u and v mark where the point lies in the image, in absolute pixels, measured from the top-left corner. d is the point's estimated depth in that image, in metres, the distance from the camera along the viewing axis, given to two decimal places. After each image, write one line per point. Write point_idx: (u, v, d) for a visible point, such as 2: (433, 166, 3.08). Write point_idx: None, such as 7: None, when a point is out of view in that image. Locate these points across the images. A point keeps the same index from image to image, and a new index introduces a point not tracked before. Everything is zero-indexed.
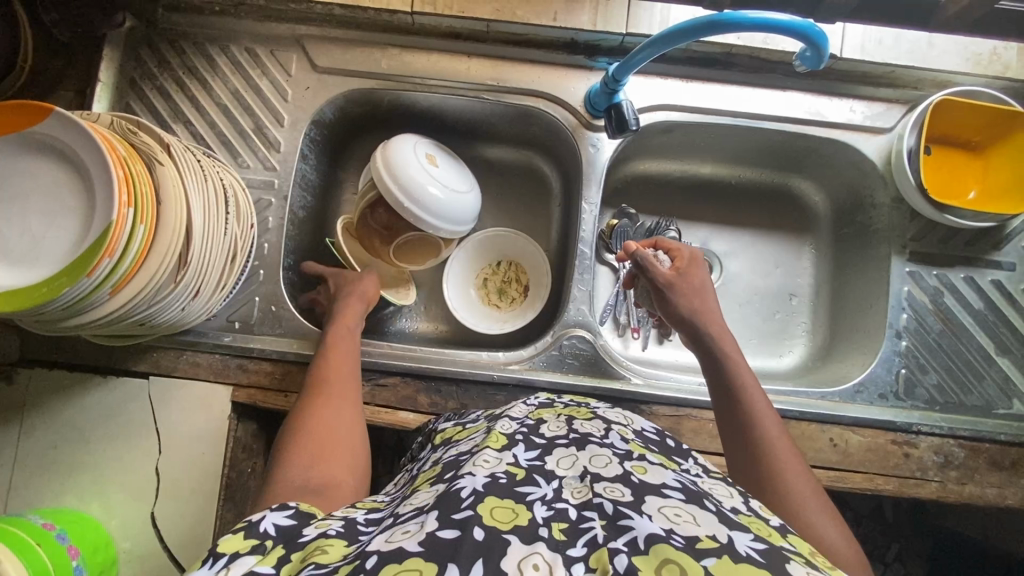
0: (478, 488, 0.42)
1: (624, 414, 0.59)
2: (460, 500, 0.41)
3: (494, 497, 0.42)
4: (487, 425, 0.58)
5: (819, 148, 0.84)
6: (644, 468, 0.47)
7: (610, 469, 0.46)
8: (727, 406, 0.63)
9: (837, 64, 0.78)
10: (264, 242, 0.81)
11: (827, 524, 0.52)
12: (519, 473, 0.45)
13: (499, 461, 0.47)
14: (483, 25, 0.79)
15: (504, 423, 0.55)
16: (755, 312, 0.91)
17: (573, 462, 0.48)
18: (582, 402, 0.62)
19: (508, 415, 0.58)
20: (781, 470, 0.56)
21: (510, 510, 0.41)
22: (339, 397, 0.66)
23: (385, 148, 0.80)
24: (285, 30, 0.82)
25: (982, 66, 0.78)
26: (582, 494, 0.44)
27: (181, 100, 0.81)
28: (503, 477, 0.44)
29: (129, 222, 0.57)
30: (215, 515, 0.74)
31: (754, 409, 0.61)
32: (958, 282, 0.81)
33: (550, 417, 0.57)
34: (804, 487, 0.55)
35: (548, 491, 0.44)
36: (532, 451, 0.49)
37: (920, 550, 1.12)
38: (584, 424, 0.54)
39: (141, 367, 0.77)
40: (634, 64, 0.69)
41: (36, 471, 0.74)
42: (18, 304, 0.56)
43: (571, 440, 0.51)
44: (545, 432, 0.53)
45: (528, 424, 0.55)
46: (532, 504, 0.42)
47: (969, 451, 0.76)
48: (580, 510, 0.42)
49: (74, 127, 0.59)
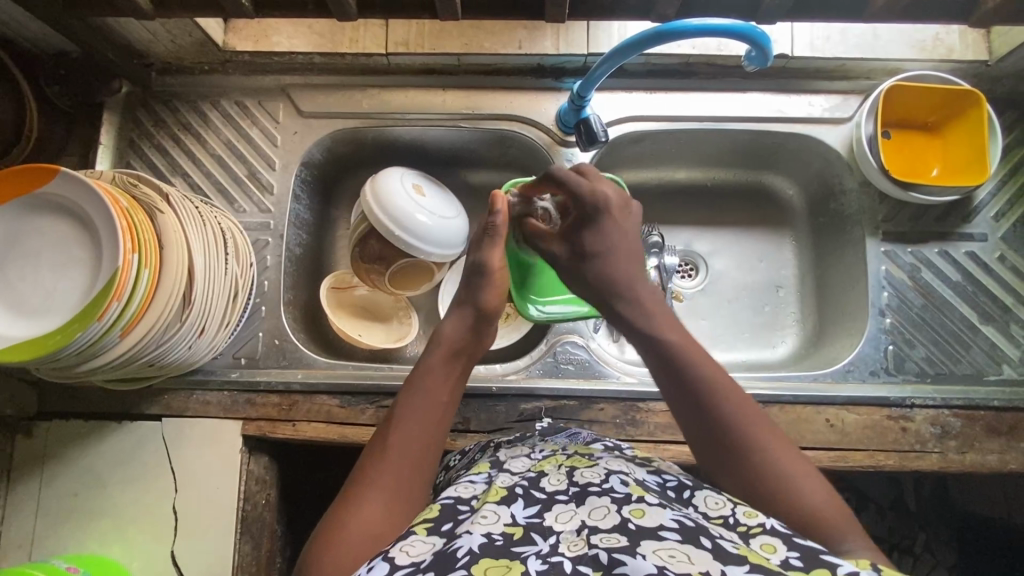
0: (475, 548, 0.46)
1: (629, 464, 0.58)
2: (455, 560, 0.46)
3: (489, 558, 0.46)
4: (489, 473, 0.59)
5: (785, 143, 0.88)
6: (642, 512, 0.49)
7: (608, 519, 0.48)
8: (675, 390, 0.60)
9: (790, 63, 0.83)
10: (264, 280, 0.85)
11: (810, 486, 0.53)
12: (516, 532, 0.49)
13: (497, 518, 0.50)
14: (454, 59, 0.85)
15: (504, 476, 0.57)
16: (744, 308, 0.94)
17: (571, 517, 0.50)
18: (585, 451, 0.61)
19: (509, 468, 0.59)
20: (749, 444, 0.55)
21: (503, 566, 0.45)
22: (427, 427, 0.61)
23: (373, 182, 0.85)
24: (271, 81, 0.87)
25: (926, 51, 0.83)
26: (578, 547, 0.47)
27: (178, 155, 0.86)
28: (500, 539, 0.48)
29: (134, 267, 0.61)
30: (234, 548, 0.77)
31: (702, 382, 0.58)
32: (933, 257, 0.83)
33: (552, 468, 0.57)
34: (773, 454, 0.55)
35: (545, 546, 0.48)
36: (531, 507, 0.52)
37: (949, 538, 1.11)
38: (585, 472, 0.55)
39: (153, 411, 0.80)
40: (595, 81, 0.74)
41: (59, 519, 0.77)
42: (30, 353, 0.59)
43: (571, 495, 0.53)
44: (546, 485, 0.55)
45: (530, 476, 0.56)
46: (526, 559, 0.46)
47: (966, 420, 0.77)
48: (575, 563, 0.45)
49: (78, 187, 0.63)
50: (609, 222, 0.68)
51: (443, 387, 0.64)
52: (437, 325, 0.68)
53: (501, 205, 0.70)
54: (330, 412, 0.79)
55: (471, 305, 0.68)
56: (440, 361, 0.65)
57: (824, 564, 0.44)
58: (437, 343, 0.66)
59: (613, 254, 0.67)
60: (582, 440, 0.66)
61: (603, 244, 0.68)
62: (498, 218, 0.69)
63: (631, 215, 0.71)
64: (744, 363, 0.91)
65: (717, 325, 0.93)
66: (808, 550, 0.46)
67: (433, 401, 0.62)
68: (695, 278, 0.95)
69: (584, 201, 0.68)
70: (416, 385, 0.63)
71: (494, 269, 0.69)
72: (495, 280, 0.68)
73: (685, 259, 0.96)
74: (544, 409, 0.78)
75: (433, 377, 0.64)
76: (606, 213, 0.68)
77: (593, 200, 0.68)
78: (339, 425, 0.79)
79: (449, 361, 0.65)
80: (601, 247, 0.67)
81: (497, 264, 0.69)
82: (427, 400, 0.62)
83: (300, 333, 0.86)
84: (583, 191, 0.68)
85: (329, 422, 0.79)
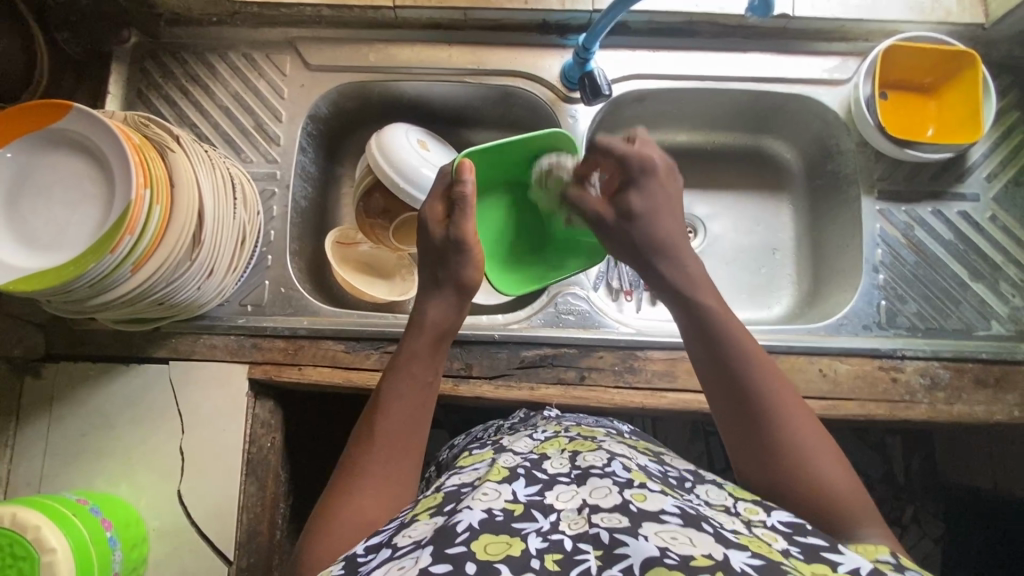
0: (474, 524, 0.45)
1: (631, 449, 0.60)
2: (454, 534, 0.44)
3: (489, 534, 0.45)
4: (492, 458, 0.59)
5: (784, 105, 0.89)
6: (644, 496, 0.48)
7: (609, 499, 0.47)
8: (719, 380, 0.59)
9: (792, 23, 0.85)
10: (270, 230, 0.86)
11: (835, 482, 0.54)
12: (517, 509, 0.48)
13: (498, 494, 0.49)
14: (460, 14, 0.86)
15: (507, 457, 0.57)
16: (741, 269, 0.95)
17: (573, 496, 0.49)
18: (588, 434, 0.63)
19: (512, 449, 0.60)
20: (782, 430, 0.55)
21: (503, 542, 0.44)
22: (413, 414, 0.61)
23: (379, 135, 0.86)
24: (279, 34, 0.88)
25: (924, 13, 0.84)
26: (579, 525, 0.46)
27: (186, 105, 0.87)
28: (500, 514, 0.47)
29: (146, 201, 0.62)
30: (239, 489, 0.78)
31: (746, 359, 0.58)
32: (926, 216, 0.85)
33: (555, 452, 0.58)
34: (811, 451, 0.55)
35: (545, 523, 0.46)
36: (533, 486, 0.51)
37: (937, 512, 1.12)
38: (588, 456, 0.55)
39: (160, 354, 0.81)
40: (598, 33, 0.77)
41: (67, 459, 0.79)
42: (46, 282, 0.60)
43: (573, 476, 0.52)
44: (548, 467, 0.54)
45: (532, 458, 0.56)
46: (526, 536, 0.45)
47: (954, 372, 0.79)
48: (576, 541, 0.44)
49: (92, 122, 0.64)
50: (652, 184, 0.67)
51: (425, 373, 0.63)
52: (420, 307, 0.66)
53: (468, 173, 0.66)
54: (335, 356, 0.81)
55: (451, 282, 0.66)
56: (425, 345, 0.64)
57: (824, 559, 0.45)
58: (422, 329, 0.65)
59: (653, 219, 0.66)
60: (587, 423, 0.69)
61: (641, 208, 0.67)
62: (464, 187, 0.66)
63: (677, 176, 0.69)
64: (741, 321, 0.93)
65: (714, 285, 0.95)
66: (810, 547, 0.46)
67: (418, 387, 0.62)
68: (694, 240, 0.97)
69: (627, 165, 0.67)
70: (399, 371, 0.62)
71: (469, 246, 0.66)
72: (476, 255, 0.66)
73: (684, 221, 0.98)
74: (545, 356, 0.80)
75: (414, 364, 0.63)
76: (647, 178, 0.67)
77: (633, 158, 0.67)
78: (344, 369, 0.81)
79: (431, 345, 0.64)
80: (640, 210, 0.67)
81: (473, 237, 0.66)
82: (412, 386, 0.62)
83: (306, 283, 0.88)
84: (623, 155, 0.67)
85: (335, 366, 0.81)
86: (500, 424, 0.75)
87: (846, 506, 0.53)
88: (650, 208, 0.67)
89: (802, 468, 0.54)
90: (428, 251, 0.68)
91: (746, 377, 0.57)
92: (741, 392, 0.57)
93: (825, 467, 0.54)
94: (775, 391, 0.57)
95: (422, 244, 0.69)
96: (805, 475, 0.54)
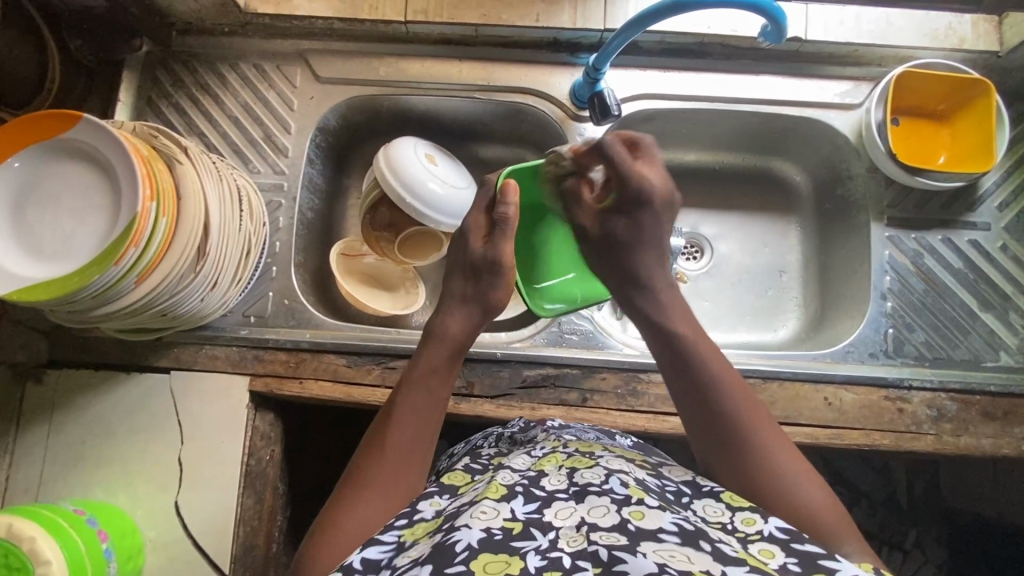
0: (473, 543, 0.45)
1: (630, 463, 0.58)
2: (454, 554, 0.44)
3: (488, 552, 0.44)
4: (489, 476, 0.58)
5: (795, 128, 0.89)
6: (641, 514, 0.47)
7: (607, 518, 0.47)
8: (692, 402, 0.60)
9: (805, 46, 0.84)
10: (275, 241, 0.86)
11: (815, 497, 0.54)
12: (516, 527, 0.47)
13: (496, 513, 0.48)
14: (471, 30, 0.86)
15: (504, 475, 0.56)
16: (747, 290, 0.95)
17: (571, 513, 0.49)
18: (586, 449, 0.61)
19: (510, 466, 0.59)
20: (753, 450, 0.57)
21: (502, 562, 0.43)
22: (421, 426, 0.60)
23: (387, 148, 0.85)
24: (289, 45, 0.88)
25: (938, 40, 0.84)
26: (577, 542, 0.45)
27: (195, 114, 0.87)
28: (498, 533, 0.47)
29: (153, 215, 0.62)
30: (235, 501, 0.78)
31: (714, 381, 0.60)
32: (936, 244, 0.84)
33: (552, 469, 0.57)
34: (785, 468, 0.55)
35: (544, 541, 0.46)
36: (531, 504, 0.50)
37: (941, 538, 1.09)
38: (586, 473, 0.54)
39: (162, 363, 0.81)
40: (610, 54, 0.77)
41: (66, 466, 0.79)
42: (48, 293, 0.60)
43: (571, 493, 0.51)
44: (546, 484, 0.54)
45: (529, 475, 0.55)
46: (525, 555, 0.45)
47: (961, 404, 0.78)
48: (574, 559, 0.44)
49: (100, 133, 0.64)
50: (646, 215, 0.68)
51: (439, 386, 0.63)
52: (441, 317, 0.66)
53: (513, 195, 0.67)
54: (336, 370, 0.81)
55: (479, 299, 0.67)
56: (443, 359, 0.64)
57: (822, 569, 0.45)
58: (442, 341, 0.65)
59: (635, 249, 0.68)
60: (588, 438, 0.68)
61: (631, 237, 0.68)
62: (509, 210, 0.66)
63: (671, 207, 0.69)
64: (745, 343, 0.92)
65: (718, 305, 0.94)
66: (806, 555, 0.46)
67: (430, 400, 0.62)
68: (699, 259, 0.97)
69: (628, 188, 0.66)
70: (415, 381, 0.62)
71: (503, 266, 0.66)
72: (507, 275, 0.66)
73: (690, 240, 0.97)
74: (547, 376, 0.80)
75: (428, 376, 0.63)
76: (648, 204, 0.67)
77: (635, 188, 0.66)
78: (345, 383, 0.80)
79: (449, 359, 0.64)
80: (629, 240, 0.68)
81: (510, 259, 0.67)
82: (425, 398, 0.62)
83: (310, 296, 0.87)
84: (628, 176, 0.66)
85: (335, 380, 0.80)
86: (501, 432, 0.74)
87: (832, 528, 0.53)
88: (637, 236, 0.68)
89: (782, 487, 0.54)
90: (461, 262, 0.68)
91: (714, 402, 0.59)
92: (711, 417, 0.59)
93: (801, 481, 0.55)
94: (742, 412, 0.58)
95: (457, 256, 0.69)
96: (783, 494, 0.54)
